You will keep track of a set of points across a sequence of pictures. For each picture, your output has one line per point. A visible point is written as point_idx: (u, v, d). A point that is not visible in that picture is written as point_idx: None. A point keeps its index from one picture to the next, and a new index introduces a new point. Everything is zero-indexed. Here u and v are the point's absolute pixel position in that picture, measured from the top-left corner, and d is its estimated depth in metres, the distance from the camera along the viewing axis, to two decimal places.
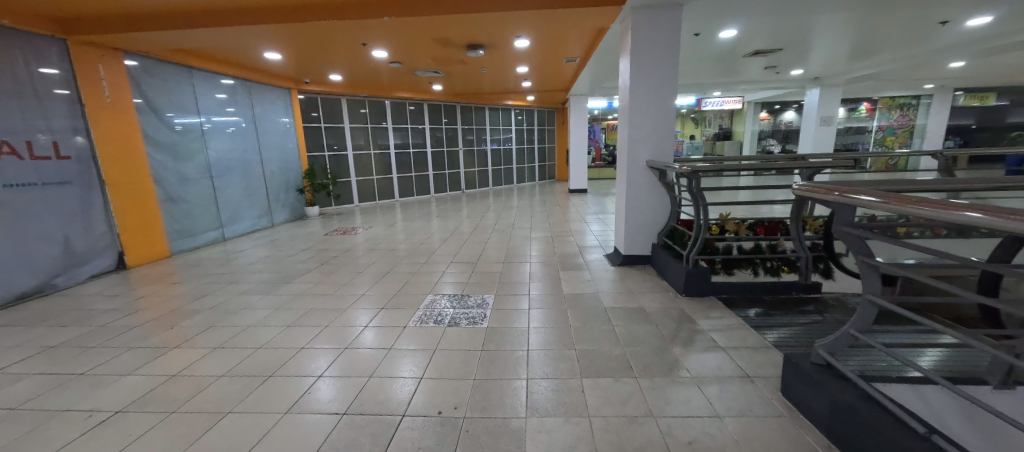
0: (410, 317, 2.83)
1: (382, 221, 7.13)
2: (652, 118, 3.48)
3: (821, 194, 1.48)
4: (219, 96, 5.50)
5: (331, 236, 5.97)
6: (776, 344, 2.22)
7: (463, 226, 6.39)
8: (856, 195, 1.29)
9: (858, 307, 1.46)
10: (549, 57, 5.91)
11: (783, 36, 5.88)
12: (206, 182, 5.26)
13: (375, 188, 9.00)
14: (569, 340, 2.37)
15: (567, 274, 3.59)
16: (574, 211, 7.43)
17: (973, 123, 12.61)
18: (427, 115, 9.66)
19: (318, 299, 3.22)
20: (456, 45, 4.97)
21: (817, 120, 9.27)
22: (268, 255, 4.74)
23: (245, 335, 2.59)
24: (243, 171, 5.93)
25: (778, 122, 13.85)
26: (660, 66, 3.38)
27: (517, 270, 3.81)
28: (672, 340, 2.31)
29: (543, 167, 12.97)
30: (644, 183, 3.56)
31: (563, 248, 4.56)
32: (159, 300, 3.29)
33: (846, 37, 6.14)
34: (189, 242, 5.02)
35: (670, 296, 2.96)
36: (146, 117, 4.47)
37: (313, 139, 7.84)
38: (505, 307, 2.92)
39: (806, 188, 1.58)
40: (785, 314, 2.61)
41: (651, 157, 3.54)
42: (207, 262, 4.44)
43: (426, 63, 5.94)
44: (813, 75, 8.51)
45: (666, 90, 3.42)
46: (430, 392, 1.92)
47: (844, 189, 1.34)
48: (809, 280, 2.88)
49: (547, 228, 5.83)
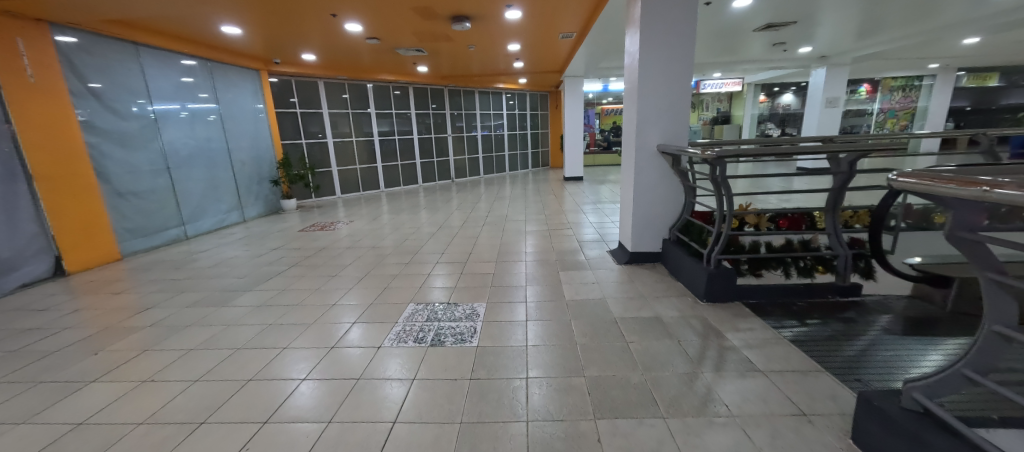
0: (386, 333, 2.39)
1: (365, 214, 6.61)
2: (665, 95, 3.02)
3: (949, 185, 0.93)
4: (184, 80, 5.01)
5: (309, 231, 5.46)
6: (826, 366, 1.85)
7: (453, 219, 5.91)
8: (984, 185, 0.84)
9: (978, 339, 1.06)
10: (543, 33, 5.38)
11: (797, 10, 5.41)
12: (164, 174, 4.69)
13: (358, 179, 8.43)
14: (577, 364, 1.96)
15: (568, 275, 3.17)
16: (570, 200, 7.00)
17: (968, 105, 12.36)
18: (413, 99, 9.05)
19: (282, 312, 2.75)
20: (440, 18, 4.42)
21: (822, 101, 8.85)
22: (236, 254, 4.23)
23: (184, 362, 2.13)
24: (207, 162, 5.35)
25: (775, 105, 13.43)
26: (675, 39, 2.92)
27: (511, 271, 3.37)
28: (701, 362, 1.91)
29: (536, 153, 12.44)
30: (653, 171, 3.14)
31: (561, 243, 4.13)
32: (97, 314, 2.81)
33: (861, 12, 5.70)
34: (146, 242, 4.46)
35: (690, 302, 2.55)
36: (84, 101, 3.87)
37: (288, 126, 7.24)
38: (497, 319, 2.49)
39: (917, 173, 1.02)
40: (825, 325, 2.24)
41: (663, 140, 3.09)
42: (164, 264, 3.91)
43: (408, 40, 5.39)
44: (820, 53, 8.09)
45: (681, 67, 2.98)
46: (404, 446, 1.48)
47: (959, 180, 0.90)
48: (849, 282, 2.50)
49: (542, 221, 5.37)
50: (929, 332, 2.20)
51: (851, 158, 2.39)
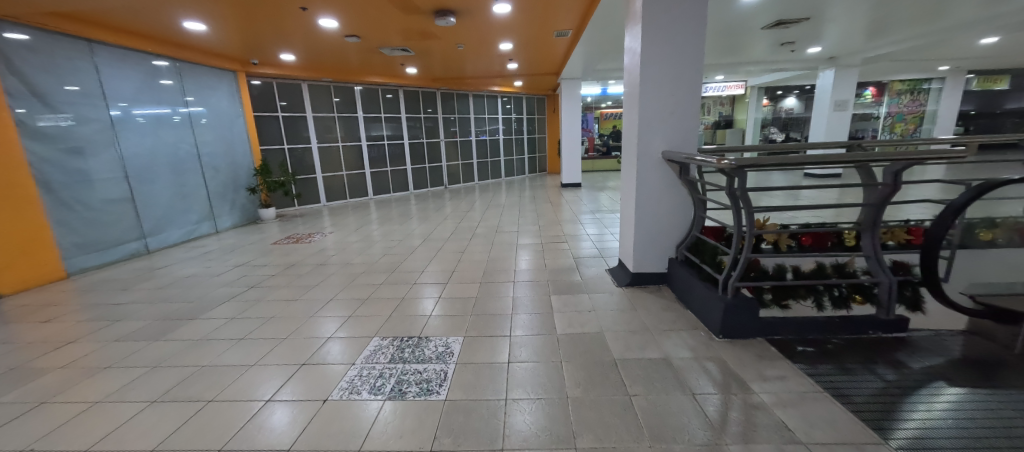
0: (339, 379, 1.98)
1: (349, 224, 6.21)
2: (671, 96, 2.63)
3: None
4: (160, 82, 4.78)
5: (284, 243, 5.05)
6: (886, 435, 1.44)
7: (441, 229, 5.50)
8: None
9: None
10: (535, 31, 5.03)
11: (809, 7, 5.05)
12: (121, 183, 4.29)
13: (345, 185, 8.03)
14: (566, 428, 1.55)
15: (562, 301, 2.76)
16: (567, 209, 6.62)
17: (973, 109, 12.00)
18: (404, 103, 8.69)
19: (223, 347, 2.33)
20: (423, 12, 4.05)
21: (831, 104, 8.48)
22: (195, 272, 3.81)
23: (116, 402, 1.85)
24: (174, 169, 4.95)
25: (778, 109, 13.13)
26: (682, 31, 2.54)
27: (497, 295, 2.95)
28: (724, 428, 1.50)
29: (533, 158, 12.08)
30: (657, 183, 2.75)
31: (556, 260, 3.72)
32: (9, 350, 2.39)
33: (876, 9, 5.33)
34: (99, 257, 4.05)
35: (705, 339, 2.14)
36: (23, 102, 3.45)
37: (270, 131, 6.86)
38: (475, 359, 2.08)
39: None
40: (869, 371, 1.84)
41: (669, 147, 2.70)
42: (111, 284, 3.49)
43: (392, 38, 5.03)
44: (829, 54, 7.74)
45: (690, 64, 2.59)
46: None
47: None
48: (893, 316, 2.11)
49: (536, 233, 4.97)
50: (1000, 382, 1.79)
51: (893, 168, 1.99)
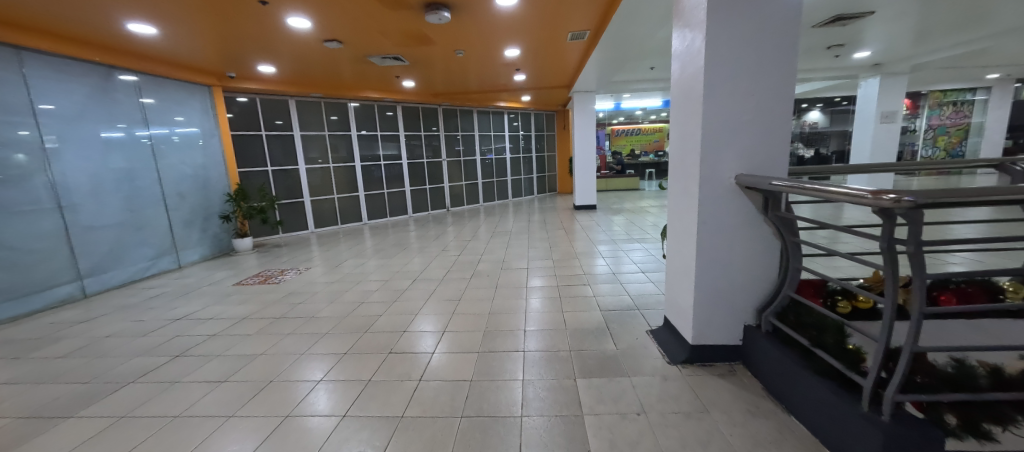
0: None
1: (334, 255, 5.45)
2: (747, 99, 1.84)
3: None
4: (113, 96, 4.15)
5: (252, 282, 4.28)
6: None
7: (436, 264, 4.71)
8: None
9: None
10: (547, 32, 4.30)
11: (871, 2, 4.28)
12: (53, 215, 3.61)
13: (336, 210, 7.32)
14: None
15: (596, 394, 1.89)
16: (582, 236, 5.82)
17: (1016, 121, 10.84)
18: (403, 121, 8.05)
19: None
20: (410, 6, 3.33)
21: (876, 116, 7.64)
22: (122, 327, 3.03)
23: None
24: (128, 197, 4.27)
25: (801, 123, 12.32)
26: (765, 7, 1.78)
27: (499, 379, 2.08)
28: None
29: (542, 178, 11.35)
30: (728, 220, 1.92)
31: (577, 314, 2.87)
32: None
33: (947, 6, 4.54)
34: (13, 307, 3.31)
35: None
36: None
37: (251, 152, 6.21)
38: None
39: None
40: None
41: (745, 170, 1.88)
42: (8, 348, 2.73)
43: (382, 44, 4.37)
44: (873, 61, 6.94)
45: (775, 55, 1.82)
46: None
47: None
48: None
49: (549, 270, 4.15)
50: None
51: None
